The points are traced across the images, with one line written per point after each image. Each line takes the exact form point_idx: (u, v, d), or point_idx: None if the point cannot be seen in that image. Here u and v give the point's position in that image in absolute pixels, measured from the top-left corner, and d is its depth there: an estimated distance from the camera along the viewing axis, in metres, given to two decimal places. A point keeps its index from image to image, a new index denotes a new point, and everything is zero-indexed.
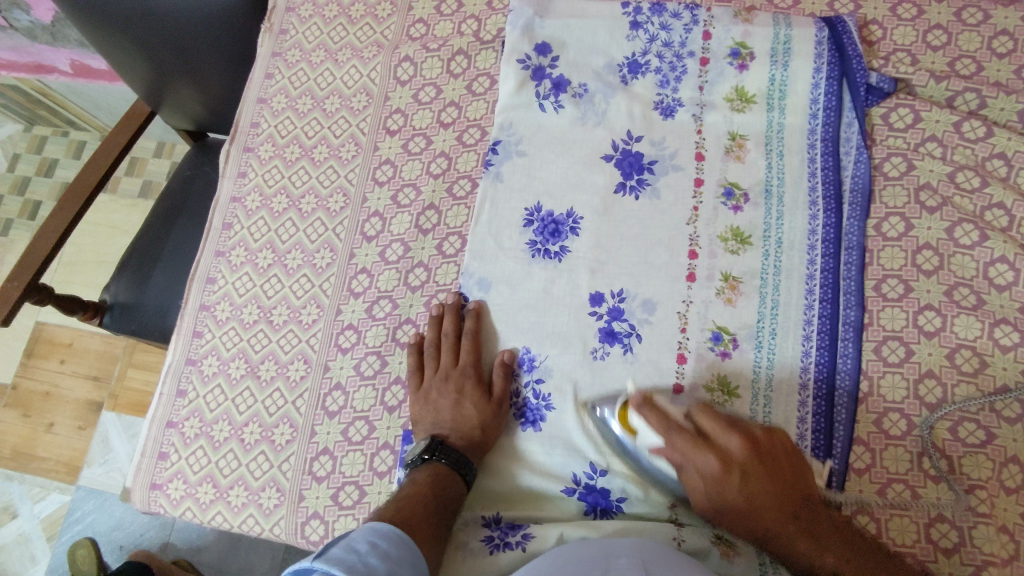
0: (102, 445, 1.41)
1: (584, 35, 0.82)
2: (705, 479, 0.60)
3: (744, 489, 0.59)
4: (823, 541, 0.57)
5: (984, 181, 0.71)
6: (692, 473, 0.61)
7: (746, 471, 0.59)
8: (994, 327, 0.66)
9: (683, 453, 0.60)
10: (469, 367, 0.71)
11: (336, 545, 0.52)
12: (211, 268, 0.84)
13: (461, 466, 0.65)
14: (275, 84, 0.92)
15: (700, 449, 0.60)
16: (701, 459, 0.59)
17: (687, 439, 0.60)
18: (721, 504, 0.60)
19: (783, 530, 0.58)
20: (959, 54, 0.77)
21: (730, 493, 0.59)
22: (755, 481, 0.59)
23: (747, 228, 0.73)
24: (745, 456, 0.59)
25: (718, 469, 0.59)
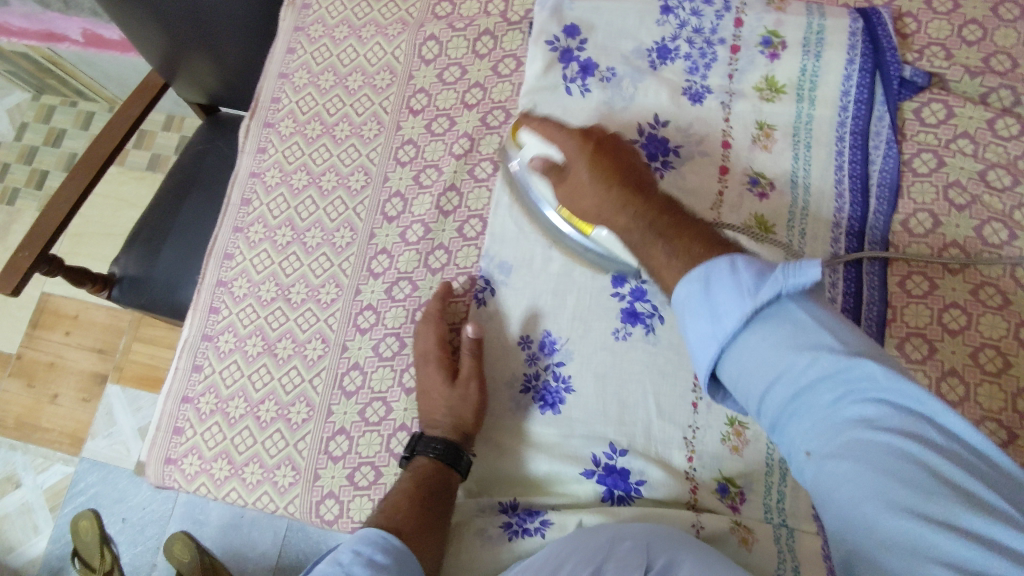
0: (107, 417, 1.40)
1: (614, 19, 0.81)
2: (575, 167, 0.66)
3: (608, 160, 0.64)
4: (689, 246, 0.55)
5: (1014, 180, 0.70)
6: (572, 195, 0.67)
7: (595, 145, 0.66)
8: (1019, 328, 0.66)
9: (571, 158, 0.67)
10: (437, 353, 0.70)
11: (325, 560, 0.54)
12: (229, 244, 0.84)
13: (446, 455, 0.65)
14: (296, 59, 0.91)
15: (569, 181, 0.67)
16: (567, 145, 0.67)
17: (565, 150, 0.68)
18: (580, 183, 0.66)
19: (657, 247, 0.57)
20: (995, 49, 0.76)
21: (588, 197, 0.65)
22: (600, 157, 0.64)
23: (772, 218, 0.73)
24: (601, 135, 0.67)
25: (580, 150, 0.66)
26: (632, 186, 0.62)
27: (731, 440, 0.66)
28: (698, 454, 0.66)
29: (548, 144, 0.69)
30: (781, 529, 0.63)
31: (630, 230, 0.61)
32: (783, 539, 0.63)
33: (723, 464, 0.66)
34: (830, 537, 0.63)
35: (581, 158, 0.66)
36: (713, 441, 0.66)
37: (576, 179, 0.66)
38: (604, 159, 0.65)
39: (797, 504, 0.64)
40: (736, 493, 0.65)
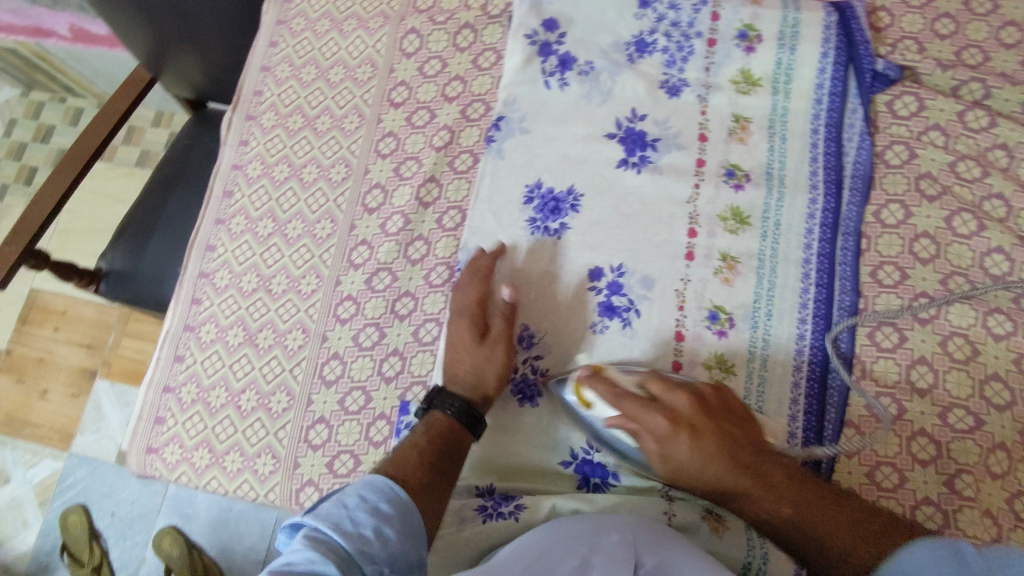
0: (95, 413, 1.41)
1: (593, 13, 0.82)
2: (674, 445, 0.60)
3: (716, 441, 0.59)
4: (809, 502, 0.58)
5: (984, 171, 0.71)
6: (666, 468, 0.61)
7: (694, 423, 0.60)
8: (987, 317, 0.67)
9: (637, 419, 0.61)
10: (473, 311, 0.70)
11: (331, 500, 0.55)
12: (211, 235, 0.84)
13: (460, 411, 0.64)
14: (279, 52, 0.92)
15: (666, 455, 0.60)
16: (649, 419, 0.60)
17: (637, 403, 0.61)
18: (696, 477, 0.60)
19: (749, 485, 0.59)
20: (967, 43, 0.77)
21: (688, 464, 0.59)
22: (705, 437, 0.59)
23: (747, 209, 0.73)
24: (690, 412, 0.60)
25: (669, 425, 0.60)
26: (730, 459, 0.59)
27: None
28: None
29: (618, 410, 0.62)
30: None
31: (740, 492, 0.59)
32: None
33: None
34: None
35: (676, 432, 0.60)
36: None
37: (654, 437, 0.60)
38: (711, 439, 0.59)
39: None
40: None
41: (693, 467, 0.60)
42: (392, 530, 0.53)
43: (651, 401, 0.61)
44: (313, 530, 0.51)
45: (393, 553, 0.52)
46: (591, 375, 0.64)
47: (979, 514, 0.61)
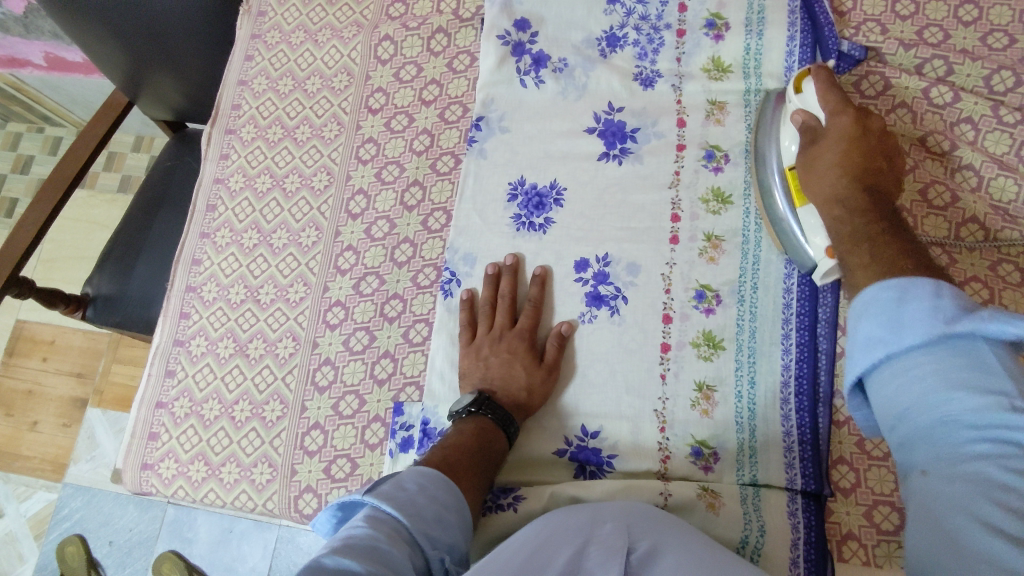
0: (88, 441, 1.40)
1: (563, 11, 0.83)
2: (831, 140, 0.63)
3: (861, 156, 0.62)
4: (872, 239, 0.57)
5: (952, 144, 0.73)
6: (811, 184, 0.64)
7: (864, 133, 0.63)
8: (964, 285, 0.68)
9: (826, 116, 0.65)
10: (525, 330, 0.71)
11: (388, 481, 0.54)
12: (197, 250, 0.85)
13: (505, 422, 0.65)
14: (255, 66, 0.92)
15: (813, 161, 0.64)
16: (839, 117, 0.64)
17: (839, 99, 0.65)
18: (834, 175, 0.62)
19: (862, 243, 0.58)
20: (927, 22, 0.79)
21: (824, 180, 0.63)
22: (856, 148, 0.62)
23: (727, 189, 0.74)
24: (867, 121, 0.64)
25: (851, 122, 0.63)
26: (868, 202, 0.60)
27: (700, 404, 0.68)
28: (669, 424, 0.68)
29: (815, 113, 0.66)
30: (746, 489, 0.65)
31: (858, 241, 0.58)
32: (749, 500, 0.64)
33: (694, 430, 0.68)
34: (794, 492, 0.65)
35: (843, 137, 0.63)
36: (683, 408, 0.68)
37: (832, 134, 0.64)
38: (861, 151, 0.62)
39: (767, 465, 0.66)
40: (709, 455, 0.67)
41: (829, 182, 0.62)
42: (450, 519, 0.53)
43: (847, 104, 0.64)
44: (374, 510, 0.50)
45: (450, 544, 0.53)
46: (821, 68, 0.68)
47: None
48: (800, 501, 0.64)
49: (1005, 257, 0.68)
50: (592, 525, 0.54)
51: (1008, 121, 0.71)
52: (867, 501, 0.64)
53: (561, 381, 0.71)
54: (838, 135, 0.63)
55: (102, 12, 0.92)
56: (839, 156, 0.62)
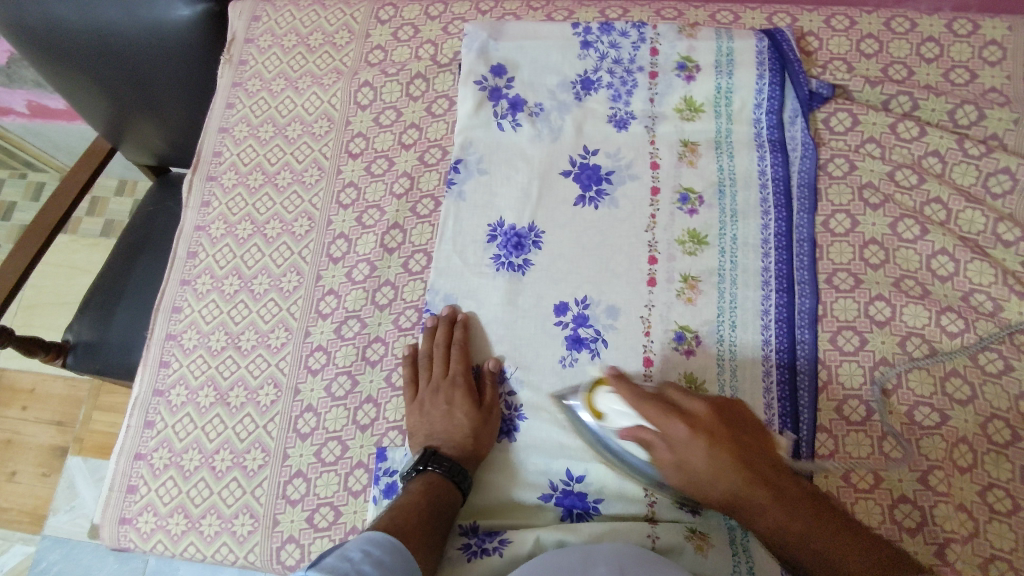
0: (68, 491, 1.36)
1: (538, 56, 0.85)
2: (689, 453, 0.60)
3: (731, 456, 0.58)
4: (822, 536, 0.55)
5: (921, 178, 0.74)
6: (671, 468, 0.61)
7: (713, 429, 0.60)
8: (941, 315, 0.69)
9: (657, 426, 0.61)
10: (459, 377, 0.71)
11: (330, 554, 0.52)
12: (177, 297, 0.84)
13: (455, 475, 0.65)
14: (236, 113, 0.93)
15: (670, 448, 0.61)
16: (670, 428, 0.60)
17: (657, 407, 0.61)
18: (702, 479, 0.60)
19: (804, 533, 0.56)
20: (891, 60, 0.81)
21: (709, 483, 0.59)
22: (717, 442, 0.59)
23: (703, 230, 0.76)
24: (716, 403, 0.62)
25: (691, 435, 0.59)
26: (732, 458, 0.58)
27: None
28: None
29: (640, 416, 0.62)
30: (734, 530, 0.65)
31: (721, 475, 0.58)
32: (738, 542, 0.64)
33: None
34: None
35: (693, 441, 0.59)
36: None
37: (687, 456, 0.60)
38: (723, 446, 0.59)
39: None
40: (695, 498, 0.67)
41: (699, 469, 0.59)
42: None
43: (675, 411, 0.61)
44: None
45: None
46: (614, 379, 0.64)
47: (955, 510, 0.62)
48: None
49: (977, 286, 0.69)
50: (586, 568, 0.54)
51: (974, 153, 0.73)
52: None
53: (510, 420, 0.72)
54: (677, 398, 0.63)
55: (81, 53, 0.92)
56: (677, 436, 0.60)
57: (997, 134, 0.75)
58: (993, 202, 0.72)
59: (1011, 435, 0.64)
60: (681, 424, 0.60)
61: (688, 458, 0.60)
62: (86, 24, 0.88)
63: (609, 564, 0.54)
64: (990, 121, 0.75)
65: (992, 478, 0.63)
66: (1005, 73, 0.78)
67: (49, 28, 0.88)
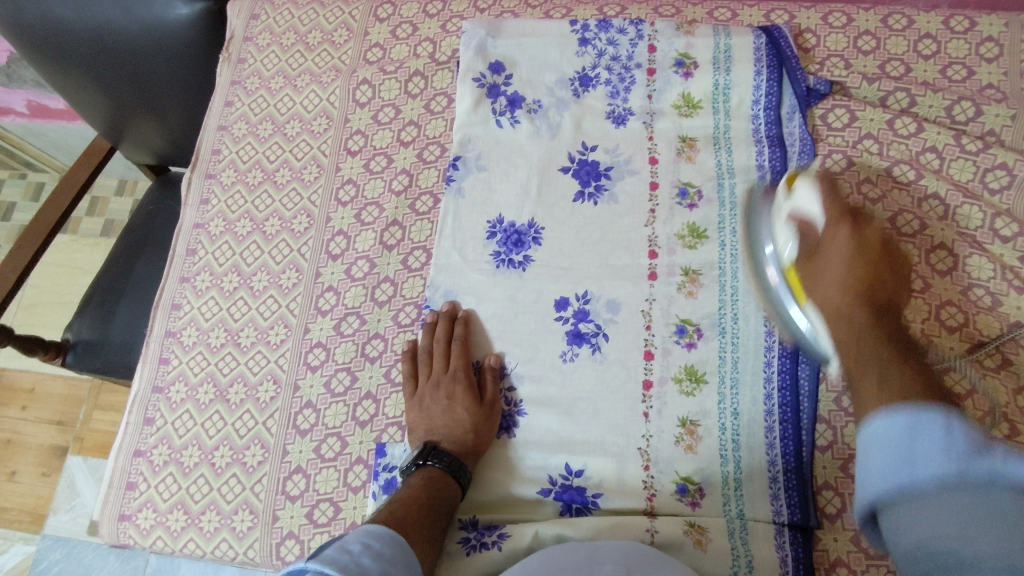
0: (68, 490, 1.36)
1: (536, 53, 0.85)
2: (834, 247, 0.60)
3: (865, 265, 0.59)
4: (888, 357, 0.51)
5: (918, 173, 0.74)
6: (810, 286, 0.61)
7: (869, 259, 0.59)
8: (939, 310, 0.69)
9: (824, 225, 0.62)
10: (460, 372, 0.71)
11: (329, 546, 0.51)
12: (176, 294, 0.84)
13: (455, 469, 0.65)
14: (235, 111, 0.93)
15: (811, 255, 0.62)
16: (838, 231, 0.61)
17: (840, 212, 0.62)
18: (833, 282, 0.59)
19: (866, 371, 0.51)
20: (888, 57, 0.82)
21: (835, 274, 0.59)
22: (864, 254, 0.59)
23: (703, 224, 0.76)
24: (870, 236, 0.61)
25: (848, 237, 0.60)
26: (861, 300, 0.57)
27: (684, 440, 0.68)
28: (654, 462, 0.68)
29: (816, 203, 0.63)
30: (734, 523, 0.65)
31: (845, 310, 0.57)
32: (737, 534, 0.64)
33: (679, 466, 0.68)
34: (781, 525, 0.64)
35: (847, 241, 0.60)
36: (667, 444, 0.68)
37: (831, 252, 0.60)
38: (866, 265, 0.59)
39: (754, 499, 0.66)
40: (695, 491, 0.67)
41: (832, 279, 0.59)
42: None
43: (849, 217, 0.62)
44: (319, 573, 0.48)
45: None
46: (820, 179, 0.64)
47: None
48: (787, 534, 0.64)
49: (976, 281, 0.70)
50: (591, 565, 0.54)
51: (970, 149, 0.74)
52: (854, 527, 0.64)
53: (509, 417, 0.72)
54: (869, 233, 0.61)
55: (80, 53, 0.92)
56: (828, 235, 0.61)
57: (995, 130, 0.75)
58: (991, 197, 0.72)
59: (1010, 430, 0.64)
60: (836, 233, 0.61)
61: (832, 272, 0.59)
62: (85, 23, 0.88)
63: (614, 560, 0.54)
64: (987, 117, 0.75)
65: None
66: (1002, 69, 0.78)
67: (48, 27, 0.89)
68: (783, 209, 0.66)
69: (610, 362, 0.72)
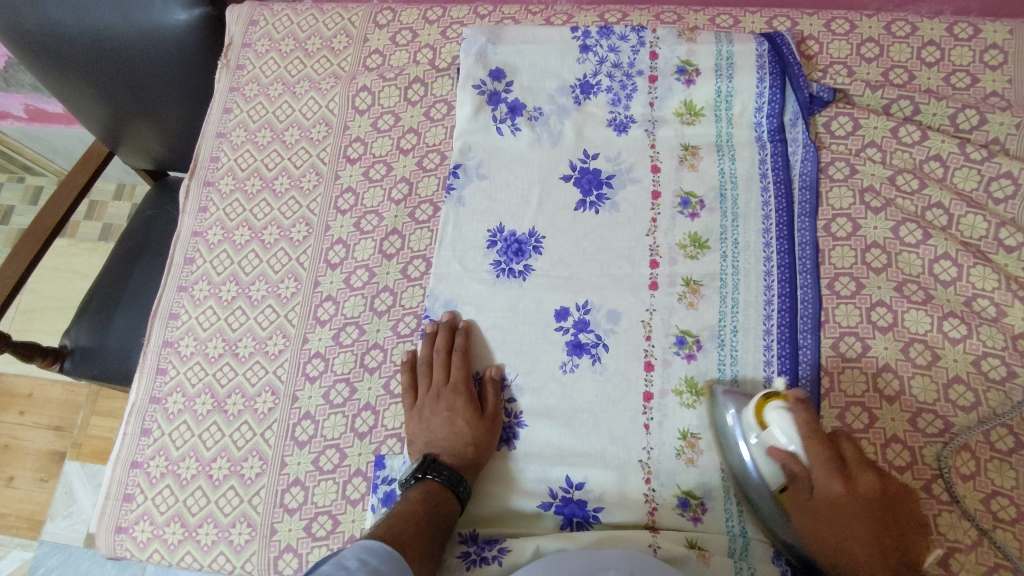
0: (66, 497, 1.36)
1: (537, 60, 0.84)
2: (832, 510, 0.57)
3: (872, 522, 0.56)
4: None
5: (922, 182, 0.74)
6: (805, 521, 0.58)
7: (869, 507, 0.56)
8: (943, 321, 0.68)
9: (814, 470, 0.57)
10: (461, 384, 0.71)
11: (326, 563, 0.52)
12: (174, 303, 0.83)
13: (455, 483, 0.64)
14: (233, 118, 0.92)
15: (810, 510, 0.58)
16: (829, 483, 0.57)
17: (833, 460, 0.57)
18: (828, 530, 0.57)
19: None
20: (892, 64, 0.81)
21: (831, 521, 0.57)
22: (868, 518, 0.56)
23: (705, 234, 0.75)
24: (859, 467, 0.58)
25: (844, 495, 0.56)
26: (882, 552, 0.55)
27: (685, 453, 0.68)
28: (655, 474, 0.67)
29: (798, 443, 0.58)
30: (736, 540, 0.64)
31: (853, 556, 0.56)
32: (738, 553, 0.64)
33: (680, 480, 0.67)
34: None
35: (845, 506, 0.56)
36: (668, 458, 0.68)
37: (828, 504, 0.57)
38: (872, 524, 0.56)
39: (756, 514, 0.65)
40: (697, 506, 0.66)
41: (839, 524, 0.57)
42: None
43: (843, 469, 0.57)
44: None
45: None
46: (795, 401, 0.59)
47: (958, 517, 0.62)
48: (790, 552, 0.63)
49: (979, 292, 0.69)
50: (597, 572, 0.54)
51: (975, 158, 0.73)
52: None
53: (511, 427, 0.71)
54: (852, 458, 0.59)
55: (78, 58, 0.91)
56: (829, 494, 0.57)
57: (999, 139, 0.74)
58: (995, 207, 0.72)
59: (1014, 443, 0.63)
60: (835, 485, 0.57)
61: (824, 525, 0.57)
62: (82, 29, 0.87)
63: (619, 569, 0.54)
64: (991, 125, 0.75)
65: (995, 486, 0.62)
66: (1006, 77, 0.77)
67: (45, 32, 0.88)
68: (756, 442, 0.61)
69: (611, 373, 0.71)
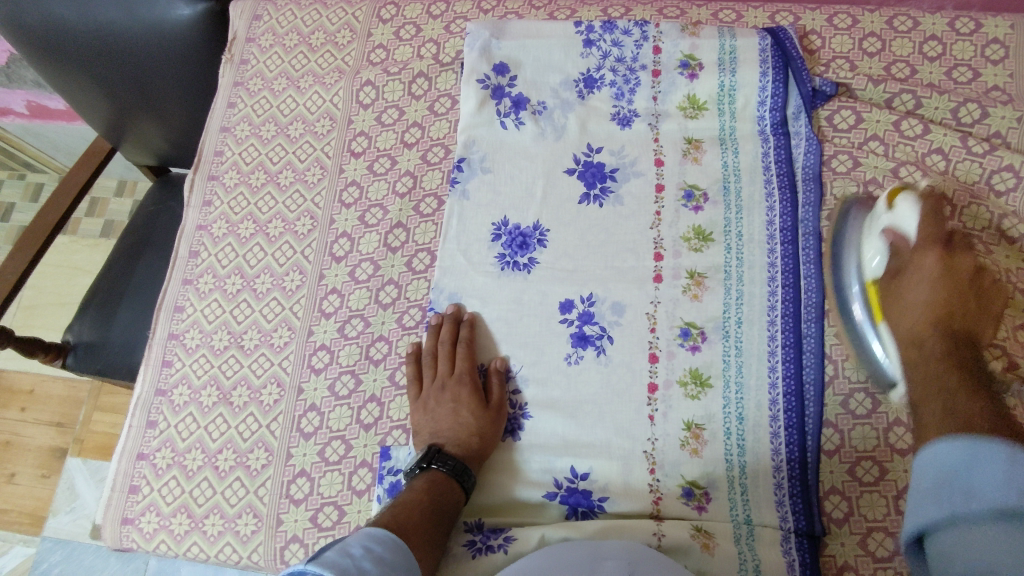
0: (68, 492, 1.36)
1: (541, 54, 0.84)
2: (920, 267, 0.59)
3: (951, 297, 0.56)
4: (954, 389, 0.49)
5: (924, 175, 0.74)
6: (908, 282, 0.59)
7: (960, 289, 0.57)
8: None
9: (915, 249, 0.60)
10: (466, 375, 0.71)
11: (331, 549, 0.51)
12: (179, 296, 0.84)
13: (460, 472, 0.65)
14: (238, 112, 0.93)
15: (899, 279, 0.60)
16: (926, 255, 0.59)
17: (943, 250, 0.58)
18: (917, 311, 0.57)
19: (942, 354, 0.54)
20: (893, 59, 0.81)
21: (915, 310, 0.58)
22: (954, 278, 0.57)
23: (709, 227, 0.76)
24: (977, 281, 0.57)
25: (936, 262, 0.58)
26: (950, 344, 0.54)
27: (690, 444, 0.68)
28: (660, 465, 0.68)
29: (908, 217, 0.62)
30: (741, 528, 0.65)
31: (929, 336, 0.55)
32: (744, 540, 0.64)
33: (684, 470, 0.68)
34: (787, 531, 0.65)
35: (936, 262, 0.58)
36: (673, 448, 0.68)
37: (917, 281, 0.58)
38: (958, 297, 0.56)
39: (760, 503, 0.66)
40: (701, 495, 0.67)
41: (920, 295, 0.58)
42: None
43: (947, 248, 0.59)
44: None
45: None
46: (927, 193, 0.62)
47: None
48: (793, 540, 0.64)
49: None
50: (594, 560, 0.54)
51: (977, 151, 0.73)
52: (861, 530, 0.64)
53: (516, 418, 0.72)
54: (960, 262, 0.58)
55: (81, 53, 0.91)
56: (925, 263, 0.59)
57: (1001, 132, 0.75)
58: (997, 199, 0.72)
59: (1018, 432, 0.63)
60: (933, 257, 0.58)
61: (915, 302, 0.58)
62: (86, 24, 0.88)
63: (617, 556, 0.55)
64: (993, 119, 0.75)
65: None
66: (1007, 72, 0.78)
67: (49, 27, 0.88)
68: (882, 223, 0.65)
69: (616, 364, 0.72)
